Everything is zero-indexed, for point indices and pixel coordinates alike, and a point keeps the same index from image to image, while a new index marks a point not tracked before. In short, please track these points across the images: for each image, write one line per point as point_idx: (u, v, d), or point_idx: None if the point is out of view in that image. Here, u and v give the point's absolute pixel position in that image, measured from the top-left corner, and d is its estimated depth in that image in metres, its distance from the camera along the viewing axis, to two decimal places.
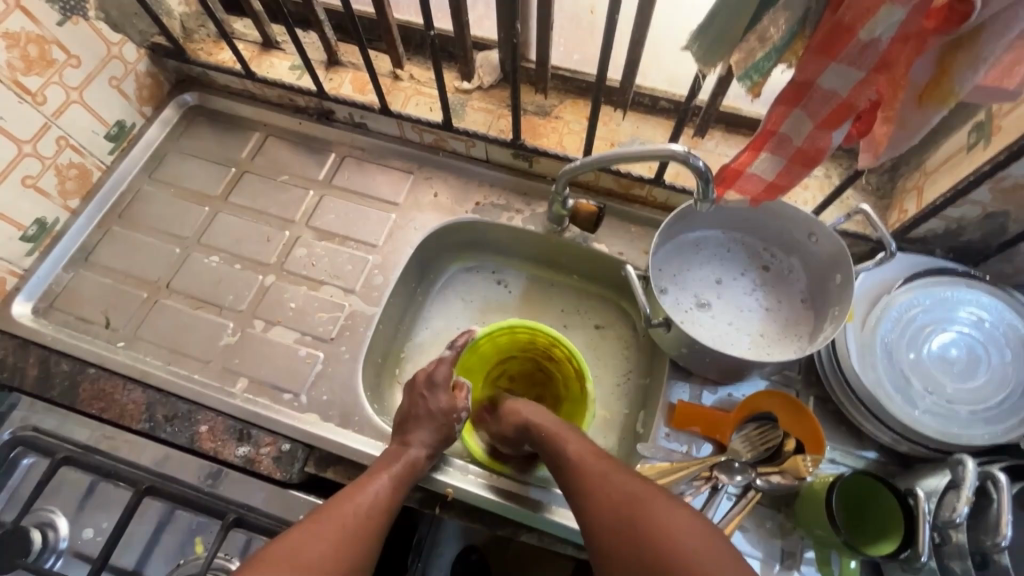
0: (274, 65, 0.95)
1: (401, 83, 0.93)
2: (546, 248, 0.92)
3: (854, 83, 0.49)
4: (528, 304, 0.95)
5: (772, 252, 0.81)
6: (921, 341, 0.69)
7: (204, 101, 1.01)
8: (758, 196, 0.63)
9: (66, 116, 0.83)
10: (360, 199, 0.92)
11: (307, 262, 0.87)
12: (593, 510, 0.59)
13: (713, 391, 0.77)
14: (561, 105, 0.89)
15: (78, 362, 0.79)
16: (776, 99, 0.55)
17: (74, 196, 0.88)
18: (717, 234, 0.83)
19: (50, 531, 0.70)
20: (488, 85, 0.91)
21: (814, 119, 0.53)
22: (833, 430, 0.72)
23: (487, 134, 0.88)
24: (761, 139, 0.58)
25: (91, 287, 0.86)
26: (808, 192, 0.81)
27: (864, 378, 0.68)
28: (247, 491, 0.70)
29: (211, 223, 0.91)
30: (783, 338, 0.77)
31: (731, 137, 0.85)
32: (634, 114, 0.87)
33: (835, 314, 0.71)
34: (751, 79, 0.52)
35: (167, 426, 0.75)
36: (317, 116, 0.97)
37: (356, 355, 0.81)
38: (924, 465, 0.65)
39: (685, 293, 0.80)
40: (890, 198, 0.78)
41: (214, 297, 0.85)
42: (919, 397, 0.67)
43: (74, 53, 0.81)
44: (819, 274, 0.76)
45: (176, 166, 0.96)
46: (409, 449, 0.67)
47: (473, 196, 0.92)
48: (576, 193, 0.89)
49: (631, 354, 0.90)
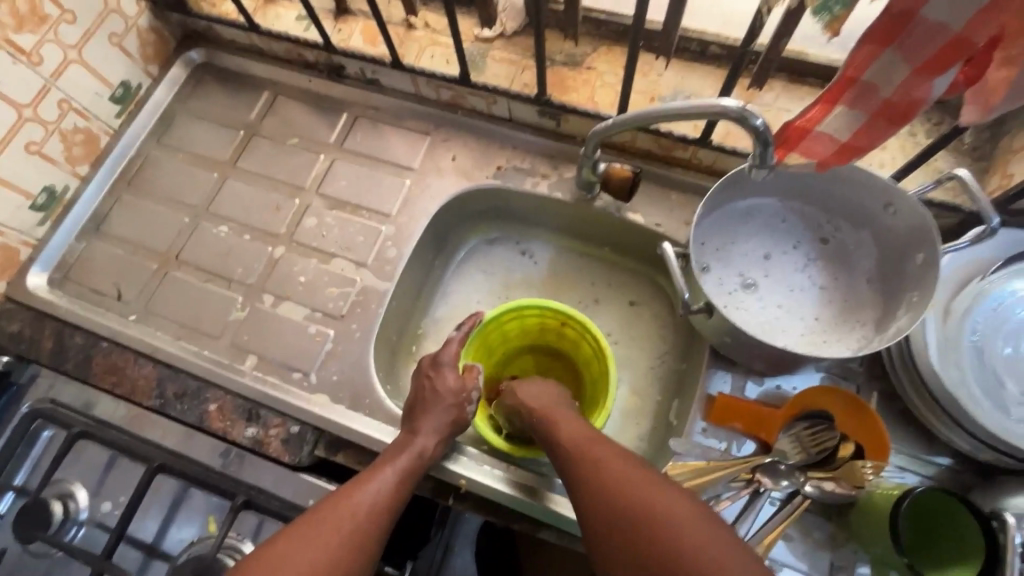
0: (280, 17, 0.88)
1: (415, 32, 0.83)
2: (574, 217, 0.83)
3: (974, 12, 0.38)
4: (553, 278, 0.88)
5: (838, 224, 0.70)
6: (1021, 335, 0.58)
7: (210, 59, 0.95)
8: (827, 161, 0.52)
9: (66, 76, 0.78)
10: (372, 164, 0.85)
11: (318, 232, 0.82)
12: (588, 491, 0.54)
13: (758, 382, 0.68)
14: (594, 54, 0.78)
15: (91, 336, 0.77)
16: (861, 37, 0.44)
17: (82, 162, 0.85)
18: (773, 202, 0.71)
19: (70, 503, 0.70)
20: (511, 32, 0.81)
21: (912, 61, 0.42)
22: (899, 432, 0.63)
23: (510, 89, 0.78)
24: (838, 88, 0.48)
25: (104, 258, 0.84)
26: (886, 153, 0.68)
27: (945, 377, 0.58)
28: (257, 473, 0.68)
29: (220, 190, 0.86)
30: (843, 325, 0.67)
31: (794, 88, 0.72)
32: (678, 63, 0.75)
33: (912, 301, 0.60)
34: (831, 11, 0.42)
35: (177, 403, 0.73)
36: (328, 73, 0.89)
37: (367, 334, 0.76)
38: (1012, 480, 0.56)
39: (731, 271, 0.71)
40: (990, 159, 0.65)
41: (223, 270, 0.81)
42: (1013, 402, 0.56)
43: (68, 7, 0.76)
44: (894, 250, 0.65)
45: (185, 129, 0.91)
46: (417, 438, 0.63)
47: (494, 159, 0.83)
48: (609, 155, 0.79)
49: (666, 336, 0.82)
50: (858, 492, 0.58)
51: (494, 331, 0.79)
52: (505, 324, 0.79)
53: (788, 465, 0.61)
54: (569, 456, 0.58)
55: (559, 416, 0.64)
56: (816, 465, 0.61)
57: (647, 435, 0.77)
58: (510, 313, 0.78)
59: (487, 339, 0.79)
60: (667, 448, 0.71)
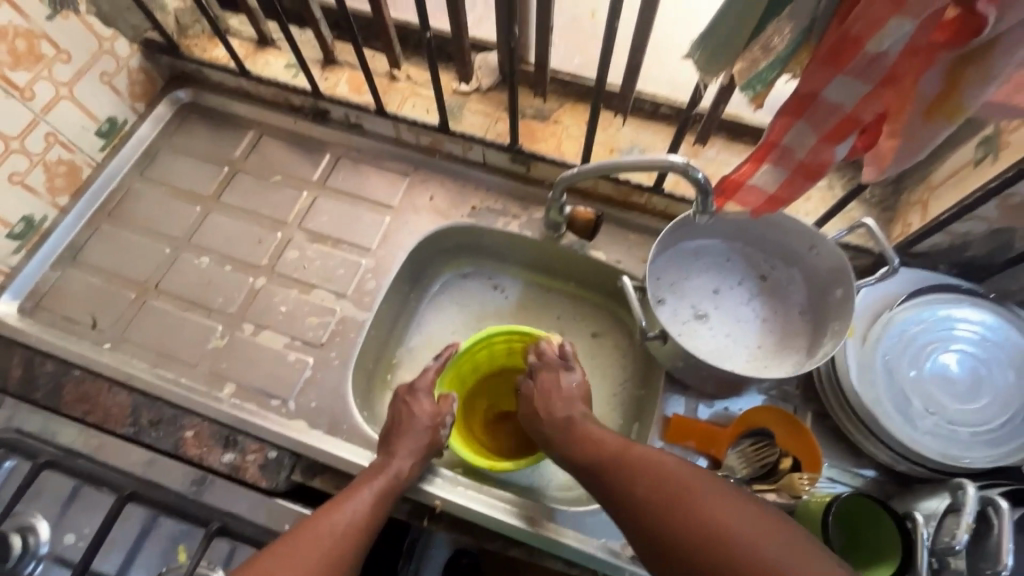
0: (269, 64, 0.94)
1: (397, 83, 0.91)
2: (542, 254, 0.90)
3: (859, 97, 0.48)
4: (523, 310, 0.94)
5: (774, 263, 0.79)
6: (924, 359, 0.67)
7: (197, 98, 0.99)
8: (759, 208, 0.61)
9: (55, 111, 0.81)
10: (354, 201, 0.91)
11: (299, 264, 0.86)
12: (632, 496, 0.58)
13: (709, 404, 0.75)
14: (560, 109, 0.87)
15: (62, 364, 0.77)
16: (779, 110, 0.54)
17: (63, 193, 0.87)
18: (718, 243, 0.81)
19: (31, 536, 0.69)
20: (487, 87, 0.89)
21: (818, 131, 0.52)
22: (830, 448, 0.71)
23: (485, 138, 0.86)
24: (764, 149, 0.57)
25: (79, 287, 0.84)
26: (810, 203, 0.79)
27: (864, 396, 0.66)
28: (231, 499, 0.69)
29: (202, 222, 0.89)
30: (780, 352, 0.75)
31: (734, 145, 0.83)
32: (634, 120, 0.85)
33: (835, 329, 0.69)
34: (754, 89, 0.52)
35: (152, 430, 0.73)
36: (313, 116, 0.95)
37: (346, 362, 0.79)
38: (924, 486, 0.64)
39: (683, 303, 0.79)
40: (894, 211, 0.76)
41: (203, 299, 0.84)
42: (920, 417, 0.65)
43: (64, 48, 0.79)
44: (820, 286, 0.75)
45: (169, 164, 0.94)
46: (394, 461, 0.66)
47: (469, 200, 0.90)
48: (574, 199, 0.88)
49: (627, 363, 0.88)
50: (797, 501, 0.64)
51: (467, 359, 0.84)
52: (478, 352, 0.84)
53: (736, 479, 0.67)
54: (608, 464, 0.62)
55: (586, 429, 0.67)
56: (760, 479, 0.68)
57: None
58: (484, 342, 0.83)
59: (462, 367, 0.84)
60: None
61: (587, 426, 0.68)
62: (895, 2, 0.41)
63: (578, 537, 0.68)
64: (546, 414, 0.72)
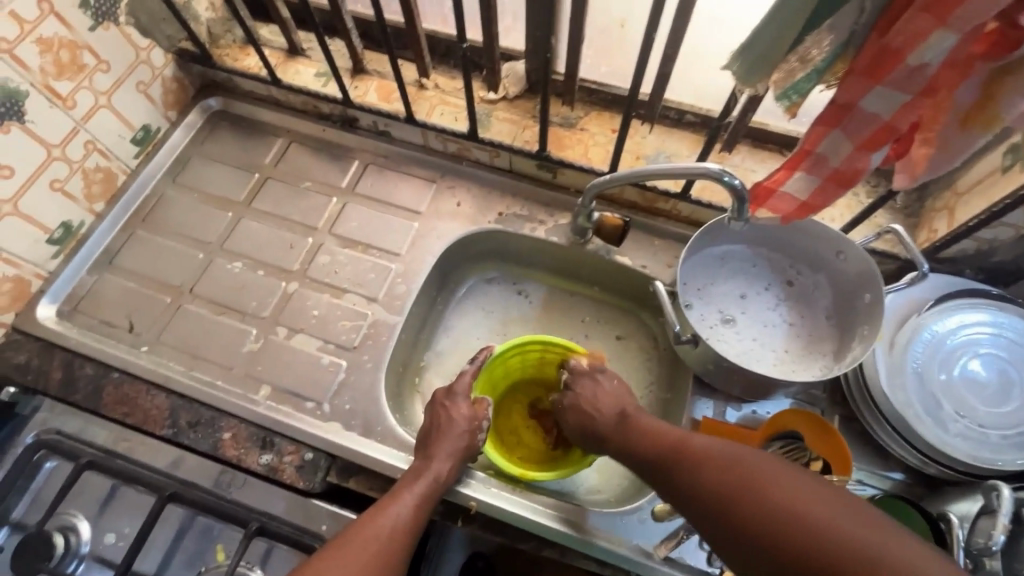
0: (299, 72, 0.96)
1: (425, 91, 0.93)
2: (567, 259, 0.91)
3: (898, 107, 0.49)
4: (548, 314, 0.95)
5: (799, 268, 0.80)
6: (952, 363, 0.68)
7: (227, 106, 1.01)
8: (790, 215, 0.62)
9: (94, 119, 0.83)
10: (383, 207, 0.92)
11: (330, 269, 0.88)
12: (701, 482, 0.56)
13: (737, 408, 0.76)
14: (586, 117, 0.89)
15: (102, 366, 0.79)
16: (815, 120, 0.55)
17: (99, 200, 0.89)
18: (743, 249, 0.82)
19: (72, 536, 0.70)
20: (514, 95, 0.91)
21: (854, 140, 0.53)
22: (858, 450, 0.72)
23: (513, 145, 0.88)
24: (797, 158, 0.58)
25: (115, 291, 0.86)
26: (835, 210, 0.80)
27: (893, 399, 0.67)
28: (269, 500, 0.70)
29: (234, 228, 0.91)
30: (807, 356, 0.76)
31: (758, 152, 0.85)
32: (660, 128, 0.87)
33: (864, 334, 0.70)
34: (790, 99, 0.53)
35: (190, 432, 0.75)
36: (341, 123, 0.97)
37: (378, 364, 0.81)
38: (954, 488, 0.65)
39: (710, 308, 0.80)
40: (918, 217, 0.77)
41: (236, 303, 0.85)
42: (950, 420, 0.66)
43: (104, 58, 0.81)
44: (847, 290, 0.76)
45: (200, 170, 0.96)
46: (432, 465, 0.67)
47: (496, 206, 0.92)
48: (600, 205, 0.89)
49: (653, 367, 0.89)
50: None
51: (499, 365, 0.85)
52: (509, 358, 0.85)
53: None
54: (674, 454, 0.61)
55: (640, 425, 0.68)
56: None
57: None
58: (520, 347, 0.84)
59: (493, 372, 0.85)
60: None
61: (642, 420, 0.68)
62: (940, 16, 0.42)
63: (612, 537, 0.69)
64: (597, 415, 0.72)
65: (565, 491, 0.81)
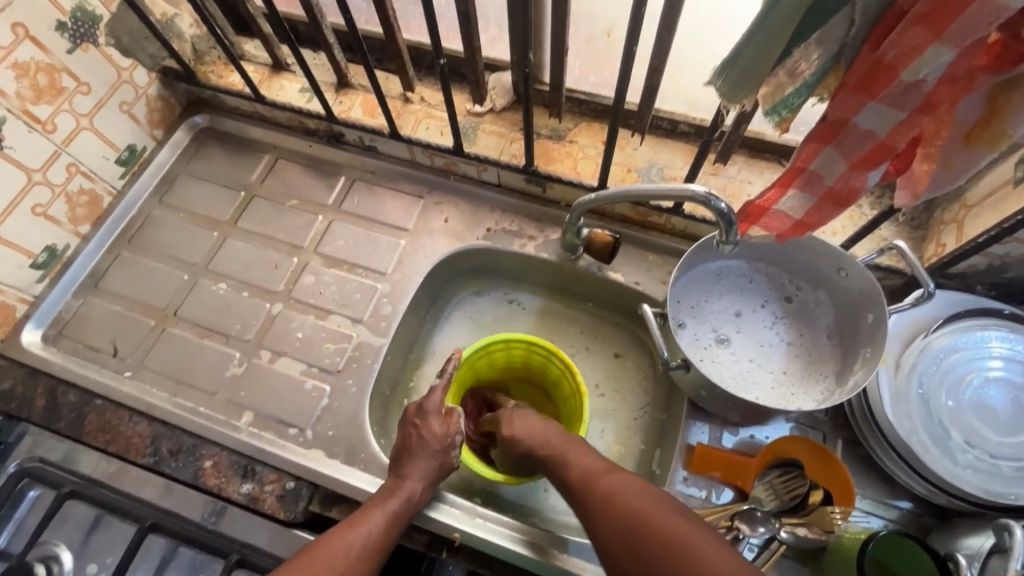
0: (284, 88, 0.94)
1: (411, 105, 0.91)
2: (559, 275, 0.89)
3: (893, 124, 0.45)
4: (540, 330, 0.92)
5: (799, 284, 0.77)
6: (962, 388, 0.64)
7: (214, 123, 1.00)
8: (784, 233, 0.59)
9: (76, 142, 0.82)
10: (369, 224, 0.90)
11: (315, 290, 0.86)
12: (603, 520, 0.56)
13: (734, 432, 0.73)
14: (575, 129, 0.86)
15: (85, 393, 0.78)
16: (807, 136, 0.51)
17: (84, 222, 0.88)
18: (740, 263, 0.78)
19: (54, 565, 0.67)
20: (501, 107, 0.89)
21: (848, 158, 0.49)
22: (862, 477, 0.69)
23: (499, 159, 0.85)
24: (790, 174, 0.55)
25: (101, 315, 0.85)
26: (837, 222, 0.76)
27: (898, 426, 0.64)
28: (250, 530, 0.68)
29: (220, 249, 0.90)
30: (808, 377, 0.73)
31: (755, 162, 0.81)
32: (651, 138, 0.83)
33: (866, 356, 0.67)
34: (780, 114, 0.49)
35: (171, 460, 0.73)
36: (328, 139, 0.95)
37: (363, 389, 0.79)
38: (965, 521, 0.61)
39: (705, 327, 0.76)
40: (926, 229, 0.73)
41: (220, 326, 0.84)
42: (959, 450, 0.62)
43: (84, 80, 0.80)
44: (850, 309, 0.72)
45: (187, 189, 0.95)
46: (405, 484, 0.66)
47: (484, 222, 0.89)
48: (591, 220, 0.86)
49: (648, 386, 0.86)
50: (829, 536, 0.62)
51: (467, 371, 0.84)
52: (478, 361, 0.85)
53: (764, 511, 0.65)
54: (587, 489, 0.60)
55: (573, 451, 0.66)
56: (789, 512, 0.65)
57: None
58: (489, 347, 0.84)
59: (463, 378, 0.84)
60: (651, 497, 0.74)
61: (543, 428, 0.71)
62: (935, 30, 0.38)
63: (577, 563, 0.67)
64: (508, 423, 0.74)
65: (547, 512, 0.78)
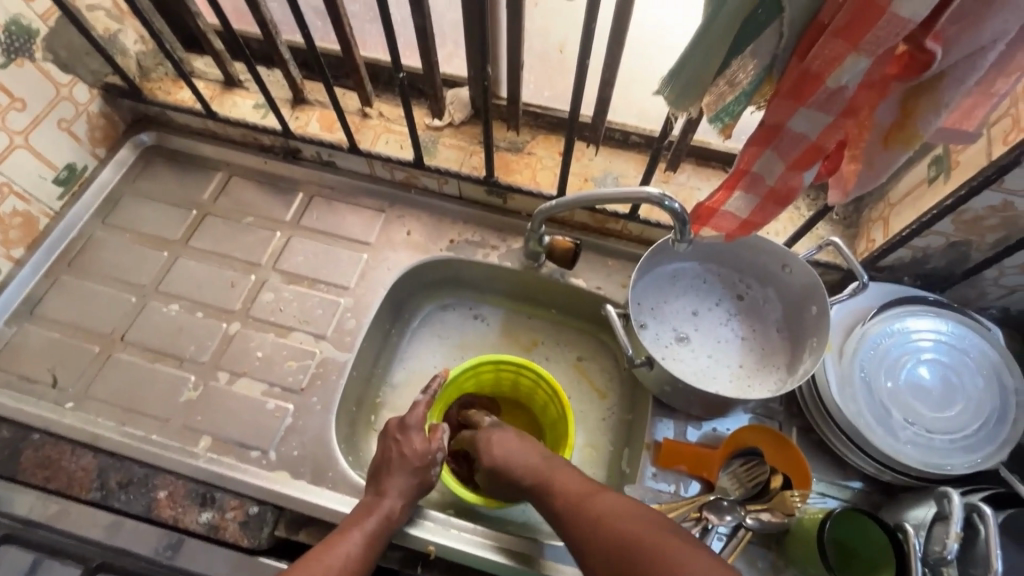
0: (236, 104, 0.92)
1: (369, 120, 0.91)
2: (522, 284, 0.90)
3: (822, 127, 0.50)
4: (506, 339, 0.93)
5: (749, 282, 0.81)
6: (897, 370, 0.70)
7: (162, 141, 0.96)
8: (733, 233, 0.63)
9: (9, 161, 0.77)
10: (329, 239, 0.89)
11: (274, 307, 0.84)
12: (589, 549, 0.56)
13: (697, 426, 0.75)
14: (533, 141, 0.89)
15: (21, 427, 0.72)
16: (747, 141, 0.55)
17: (18, 245, 0.83)
18: (694, 265, 0.83)
19: None
20: (459, 121, 0.90)
21: (786, 159, 0.53)
22: (817, 461, 0.73)
23: (459, 171, 0.87)
24: (735, 177, 0.58)
25: (38, 343, 0.80)
26: (779, 223, 0.82)
27: (845, 409, 0.68)
28: (209, 561, 0.65)
29: (171, 269, 0.86)
30: (763, 369, 0.77)
31: (703, 169, 0.86)
32: (606, 149, 0.87)
33: (813, 345, 0.71)
34: (723, 121, 0.53)
35: (121, 493, 0.69)
36: (284, 154, 0.94)
37: (328, 406, 0.77)
38: (909, 494, 0.66)
39: (665, 327, 0.79)
40: (857, 227, 0.80)
41: (174, 349, 0.80)
42: (900, 427, 0.67)
43: (18, 96, 0.76)
44: (796, 304, 0.77)
45: (132, 209, 0.91)
46: (384, 500, 0.65)
47: (446, 233, 0.90)
48: (552, 229, 0.89)
49: (614, 388, 0.88)
50: (790, 519, 0.64)
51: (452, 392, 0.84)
52: (463, 383, 0.85)
53: (730, 500, 0.66)
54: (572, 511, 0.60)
55: (559, 473, 0.66)
56: (753, 499, 0.67)
57: (604, 483, 0.82)
58: (478, 366, 0.83)
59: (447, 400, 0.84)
60: (622, 495, 0.76)
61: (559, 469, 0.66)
62: (851, 41, 0.43)
63: (556, 567, 0.67)
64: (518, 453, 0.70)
65: (514, 521, 0.78)
